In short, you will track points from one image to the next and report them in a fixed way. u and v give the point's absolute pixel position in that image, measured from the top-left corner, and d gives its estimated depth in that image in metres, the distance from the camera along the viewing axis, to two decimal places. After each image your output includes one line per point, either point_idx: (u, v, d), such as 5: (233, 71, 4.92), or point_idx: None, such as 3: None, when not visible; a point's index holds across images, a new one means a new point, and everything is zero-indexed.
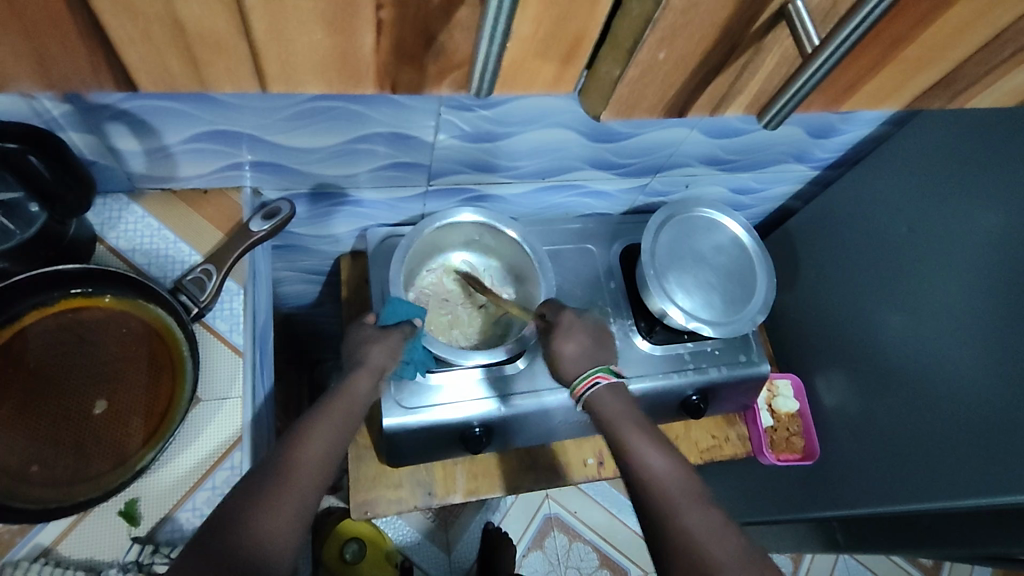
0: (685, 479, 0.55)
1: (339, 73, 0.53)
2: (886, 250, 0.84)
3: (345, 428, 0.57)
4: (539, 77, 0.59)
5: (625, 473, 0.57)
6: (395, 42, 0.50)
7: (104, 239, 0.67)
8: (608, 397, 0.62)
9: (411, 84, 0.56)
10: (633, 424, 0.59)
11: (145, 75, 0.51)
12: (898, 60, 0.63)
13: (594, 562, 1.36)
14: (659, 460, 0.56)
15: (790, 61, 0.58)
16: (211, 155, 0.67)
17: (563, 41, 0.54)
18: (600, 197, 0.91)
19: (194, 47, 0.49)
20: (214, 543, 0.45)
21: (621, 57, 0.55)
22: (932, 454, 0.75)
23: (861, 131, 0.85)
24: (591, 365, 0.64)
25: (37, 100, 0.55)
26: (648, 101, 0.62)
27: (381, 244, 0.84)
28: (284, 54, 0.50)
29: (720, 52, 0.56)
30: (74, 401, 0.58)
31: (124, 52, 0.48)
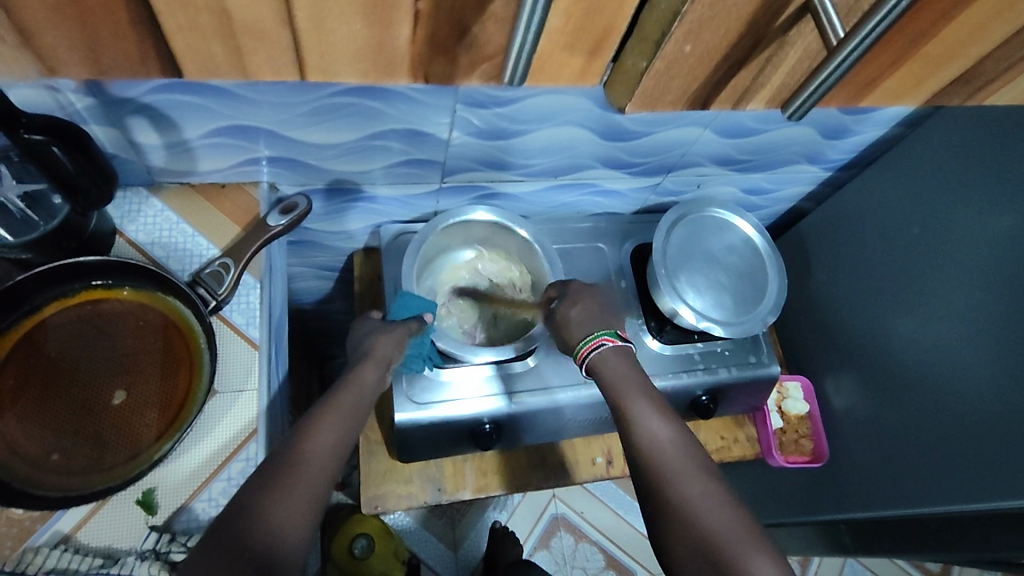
0: (686, 445, 0.56)
1: (375, 63, 0.56)
2: (898, 251, 0.84)
3: (352, 423, 0.57)
4: (567, 70, 0.60)
5: (624, 436, 0.58)
6: (431, 33, 0.53)
7: (124, 232, 0.68)
8: (613, 359, 0.63)
9: (443, 74, 0.58)
10: (636, 390, 0.60)
11: (190, 64, 0.53)
12: (922, 56, 0.64)
13: (601, 563, 1.37)
14: (662, 426, 0.57)
15: (813, 56, 0.59)
16: (229, 150, 0.67)
17: (589, 33, 0.55)
18: (612, 196, 0.91)
19: (239, 38, 0.51)
20: (232, 531, 0.46)
21: (648, 50, 0.57)
22: (944, 454, 0.75)
23: (874, 132, 0.85)
24: (597, 328, 0.65)
25: (61, 93, 0.56)
26: (672, 95, 0.64)
27: (395, 240, 0.84)
28: (326, 43, 0.52)
29: (744, 44, 0.58)
30: (92, 391, 0.59)
31: (172, 38, 0.50)
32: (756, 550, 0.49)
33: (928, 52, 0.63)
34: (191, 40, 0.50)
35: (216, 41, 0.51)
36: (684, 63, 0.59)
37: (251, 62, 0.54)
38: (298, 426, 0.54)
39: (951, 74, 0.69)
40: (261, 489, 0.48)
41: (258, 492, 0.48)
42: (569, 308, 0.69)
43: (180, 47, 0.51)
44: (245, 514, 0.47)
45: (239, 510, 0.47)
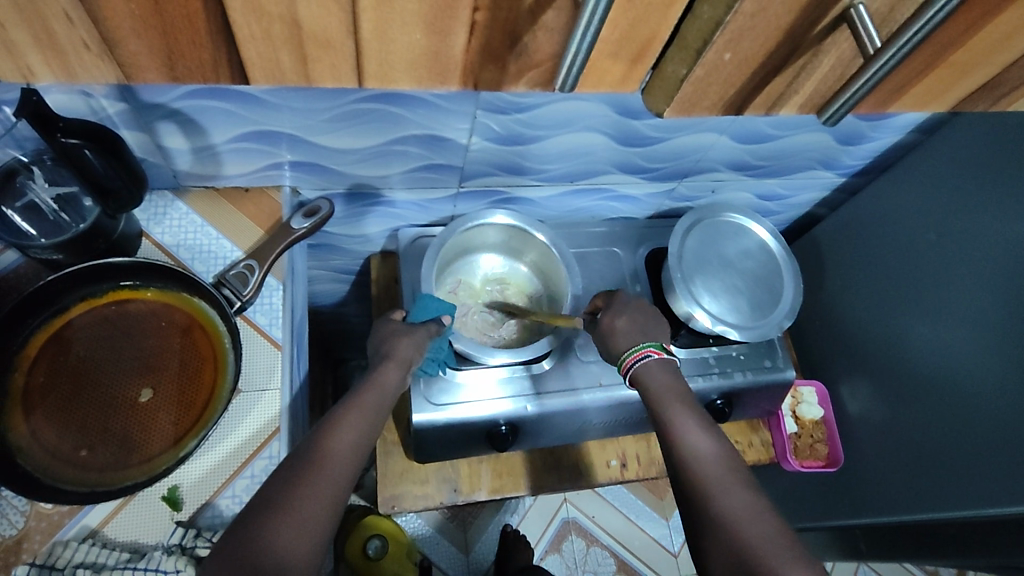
0: (728, 461, 0.56)
1: (429, 71, 0.56)
2: (914, 257, 0.84)
3: (370, 426, 0.58)
4: (609, 75, 0.60)
5: (668, 450, 0.59)
6: (484, 44, 0.53)
7: (150, 234, 0.69)
8: (656, 371, 0.64)
9: (492, 82, 0.59)
10: (680, 402, 0.61)
11: (260, 70, 0.53)
12: (949, 64, 0.64)
13: (612, 567, 1.36)
14: (706, 441, 0.58)
15: (846, 63, 0.59)
16: (254, 155, 0.69)
17: (632, 42, 0.55)
18: (627, 201, 0.92)
19: (307, 47, 0.51)
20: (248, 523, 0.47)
21: (689, 57, 0.57)
22: (964, 461, 0.75)
23: (889, 138, 0.86)
24: (642, 341, 0.67)
25: (95, 99, 0.57)
26: (709, 100, 0.64)
27: (412, 244, 0.86)
28: (383, 50, 0.52)
29: (781, 54, 0.57)
30: (120, 388, 0.60)
31: (244, 47, 0.50)
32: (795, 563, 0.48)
33: (956, 61, 0.63)
34: (264, 48, 0.51)
35: (285, 49, 0.51)
36: (722, 71, 0.59)
37: (314, 71, 0.54)
38: (318, 425, 0.56)
39: (975, 82, 0.68)
40: (282, 485, 0.50)
41: (279, 490, 0.49)
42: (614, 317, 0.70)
43: (251, 57, 0.51)
44: (265, 510, 0.48)
45: (263, 505, 0.48)
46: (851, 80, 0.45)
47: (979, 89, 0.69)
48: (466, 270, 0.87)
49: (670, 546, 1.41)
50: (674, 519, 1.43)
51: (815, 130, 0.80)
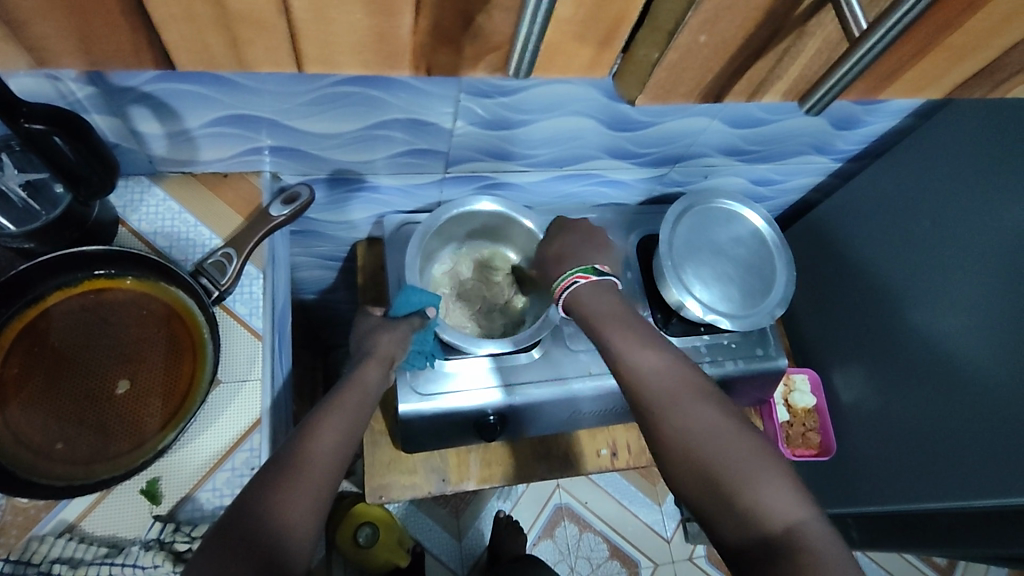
0: (679, 375, 0.57)
1: (376, 53, 0.54)
2: (909, 245, 0.82)
3: (354, 426, 0.56)
4: (577, 60, 0.59)
5: (616, 372, 0.60)
6: (433, 24, 0.51)
7: (126, 221, 0.67)
8: (591, 297, 0.64)
9: (447, 66, 0.57)
10: (618, 322, 0.61)
11: (185, 53, 0.52)
12: (944, 46, 0.62)
13: (605, 553, 1.37)
14: (651, 358, 0.59)
15: (834, 46, 0.58)
16: (231, 139, 0.67)
17: (601, 21, 0.53)
18: (618, 186, 0.90)
19: (235, 27, 0.49)
20: (235, 536, 0.45)
21: (661, 40, 0.56)
22: (957, 452, 0.74)
23: (885, 122, 0.84)
24: (572, 266, 0.67)
25: (61, 81, 0.55)
26: (685, 86, 0.63)
27: (397, 231, 0.84)
28: (323, 34, 0.51)
29: (762, 35, 0.56)
30: (97, 380, 0.59)
31: (164, 30, 0.49)
32: (760, 469, 0.51)
33: (949, 43, 0.62)
34: (188, 32, 0.49)
35: (211, 31, 0.49)
36: (699, 54, 0.58)
37: (245, 53, 0.53)
38: (298, 427, 0.54)
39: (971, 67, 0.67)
40: (261, 489, 0.48)
41: (253, 497, 0.48)
42: (551, 246, 0.72)
43: (173, 38, 0.50)
44: (246, 517, 0.46)
45: (243, 510, 0.47)
46: (836, 65, 0.43)
47: (977, 75, 0.68)
48: (455, 259, 0.86)
49: (663, 532, 1.41)
50: (667, 505, 1.43)
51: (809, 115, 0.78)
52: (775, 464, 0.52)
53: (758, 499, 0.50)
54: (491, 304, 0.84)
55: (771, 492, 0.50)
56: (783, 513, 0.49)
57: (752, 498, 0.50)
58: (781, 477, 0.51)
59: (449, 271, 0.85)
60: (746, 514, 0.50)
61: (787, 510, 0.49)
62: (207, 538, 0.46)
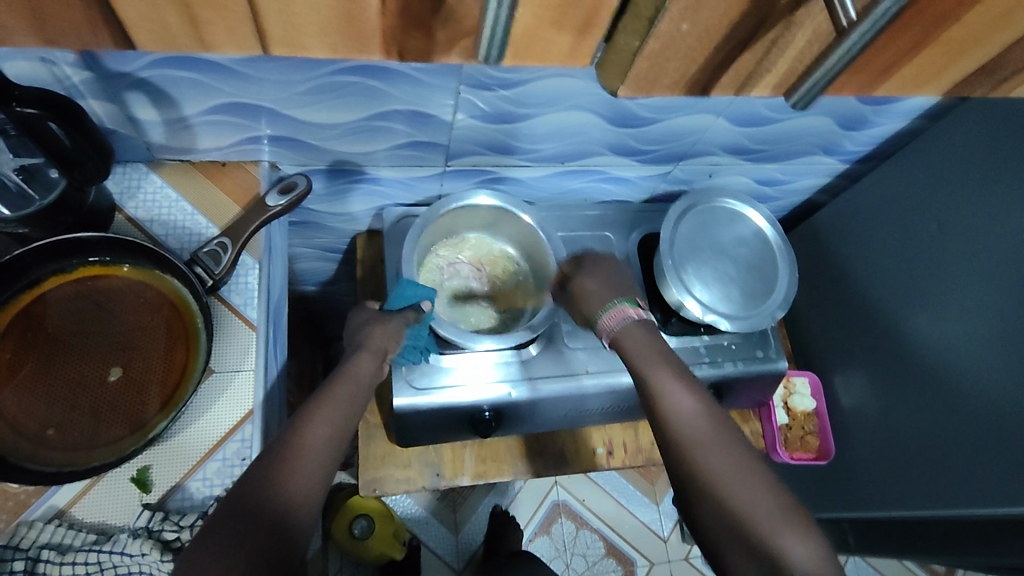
0: (715, 417, 0.57)
1: (345, 36, 0.53)
2: (914, 249, 0.81)
3: (347, 420, 0.56)
4: (554, 48, 0.57)
5: (649, 408, 0.60)
6: (403, 6, 0.50)
7: (123, 208, 0.67)
8: (635, 331, 0.64)
9: (420, 51, 0.56)
10: (655, 358, 0.61)
11: (143, 32, 0.51)
12: (944, 40, 0.61)
13: (601, 551, 1.37)
14: (683, 396, 0.58)
15: (823, 39, 0.56)
16: (230, 128, 0.66)
17: (578, 11, 0.52)
18: (621, 183, 0.89)
19: (196, 7, 0.49)
20: (231, 527, 0.45)
21: (640, 29, 0.55)
22: (955, 459, 0.73)
23: (894, 123, 0.83)
24: (621, 297, 0.68)
25: (57, 66, 0.55)
26: (668, 78, 0.63)
27: (396, 224, 0.84)
28: (287, 15, 0.50)
29: (748, 24, 0.55)
30: (91, 366, 0.59)
31: (120, 7, 0.48)
32: (783, 519, 0.50)
33: (948, 37, 0.60)
34: (143, 9, 0.48)
35: (167, 8, 0.48)
36: (681, 42, 0.57)
37: (208, 34, 0.52)
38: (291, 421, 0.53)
39: (973, 62, 0.65)
40: (260, 483, 0.48)
41: (247, 492, 0.47)
42: (582, 281, 0.72)
43: (129, 16, 0.49)
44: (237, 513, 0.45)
45: (232, 506, 0.46)
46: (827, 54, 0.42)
47: (978, 72, 0.68)
48: (450, 252, 0.84)
49: (660, 530, 1.41)
50: (665, 504, 1.42)
51: (815, 114, 0.77)
52: (799, 516, 0.50)
53: (778, 548, 0.48)
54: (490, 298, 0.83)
55: (793, 542, 0.48)
56: (801, 561, 0.47)
57: (770, 544, 0.48)
58: (808, 531, 0.49)
59: (445, 264, 0.83)
60: (768, 561, 0.48)
61: (806, 562, 0.47)
62: (197, 533, 0.45)
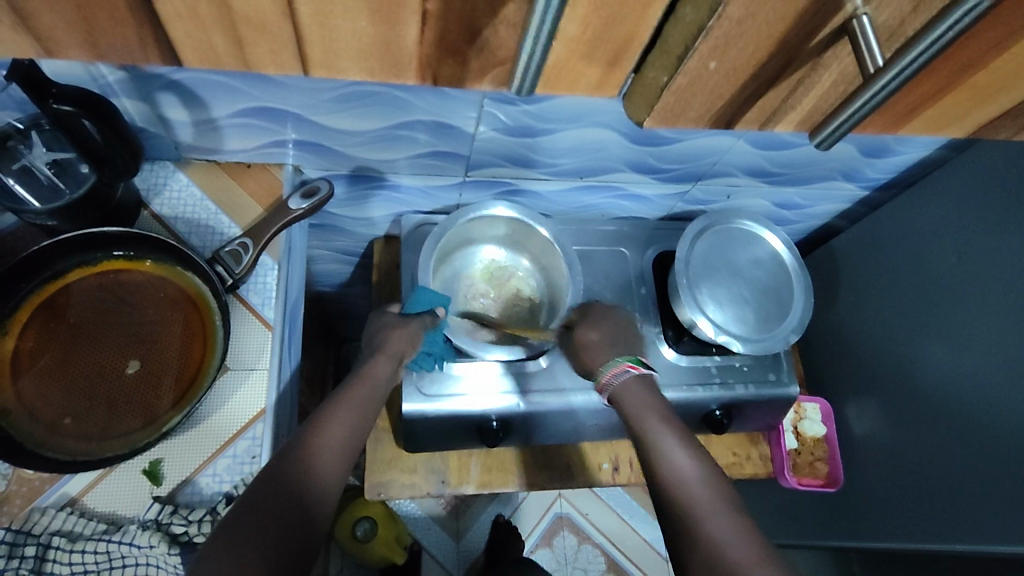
0: (710, 476, 0.54)
1: (381, 61, 0.56)
2: (931, 279, 0.81)
3: (360, 422, 0.56)
4: (584, 78, 0.59)
5: (648, 466, 0.57)
6: (440, 35, 0.53)
7: (149, 205, 0.69)
8: (634, 388, 0.62)
9: (453, 77, 0.59)
10: (657, 417, 0.59)
11: (191, 51, 0.54)
12: (965, 86, 0.62)
13: (602, 567, 1.36)
14: (683, 454, 0.56)
15: (848, 80, 0.58)
16: (257, 131, 0.68)
17: (607, 41, 0.54)
18: (638, 200, 0.90)
19: (240, 29, 0.51)
20: (247, 519, 0.45)
21: (670, 64, 0.57)
22: (962, 496, 0.73)
23: (916, 154, 0.82)
24: (619, 355, 0.66)
25: (95, 66, 0.56)
26: (694, 111, 0.64)
27: (415, 231, 0.85)
28: (328, 39, 0.53)
29: (775, 66, 0.57)
30: (110, 359, 0.60)
31: (170, 26, 0.51)
32: None
33: (971, 79, 0.61)
34: (191, 30, 0.51)
35: (216, 30, 0.51)
36: (709, 79, 0.58)
37: (251, 54, 0.55)
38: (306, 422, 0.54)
39: (994, 103, 0.66)
40: (280, 477, 0.48)
41: (269, 489, 0.47)
42: (585, 331, 0.70)
43: (178, 35, 0.52)
44: (252, 509, 0.46)
45: (250, 501, 0.47)
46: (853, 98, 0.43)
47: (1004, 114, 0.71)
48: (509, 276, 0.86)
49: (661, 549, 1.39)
50: None
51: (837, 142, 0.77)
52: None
53: None
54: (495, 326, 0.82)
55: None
56: None
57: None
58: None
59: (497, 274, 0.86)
60: None
61: None
62: (216, 526, 0.46)
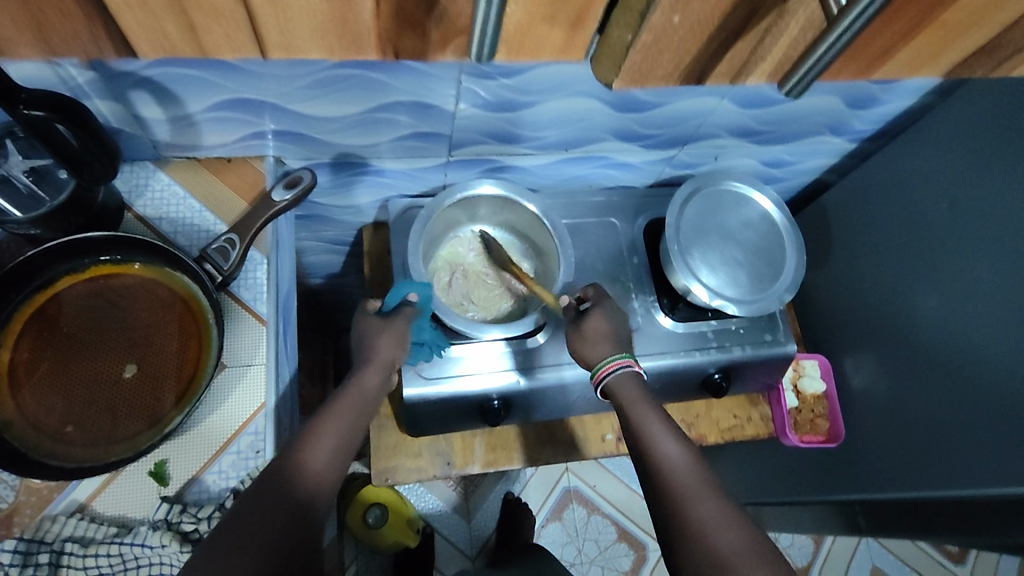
0: (702, 468, 0.55)
1: (340, 39, 0.55)
2: (923, 228, 0.81)
3: (353, 428, 0.56)
4: (548, 42, 0.58)
5: (640, 459, 0.58)
6: (396, 7, 0.52)
7: (132, 207, 0.68)
8: (628, 383, 0.63)
9: (415, 50, 0.58)
10: (651, 409, 0.60)
11: (145, 41, 0.53)
12: (938, 24, 0.62)
13: (613, 536, 1.38)
14: (675, 447, 0.57)
15: (816, 26, 0.57)
16: (234, 124, 0.67)
17: (569, 3, 0.53)
18: (625, 168, 0.89)
19: (192, 13, 0.50)
20: (259, 520, 0.46)
21: (633, 21, 0.56)
22: (961, 441, 0.74)
23: (901, 102, 0.82)
24: (613, 351, 0.66)
25: (61, 67, 0.55)
26: (663, 68, 0.63)
27: (401, 217, 0.83)
28: (283, 19, 0.51)
29: (739, 16, 0.56)
30: (106, 364, 0.59)
31: (122, 16, 0.49)
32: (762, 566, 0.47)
33: (940, 16, 0.60)
34: (143, 18, 0.50)
35: (167, 17, 0.50)
36: (674, 34, 0.58)
37: (207, 40, 0.53)
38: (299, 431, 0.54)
39: (973, 42, 0.65)
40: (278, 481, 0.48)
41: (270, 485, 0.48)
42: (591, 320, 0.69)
43: (131, 25, 0.51)
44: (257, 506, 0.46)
45: (255, 501, 0.47)
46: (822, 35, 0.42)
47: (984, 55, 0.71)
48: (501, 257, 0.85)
49: None
50: None
51: (819, 95, 0.76)
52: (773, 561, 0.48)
53: None
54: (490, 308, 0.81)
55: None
56: None
57: None
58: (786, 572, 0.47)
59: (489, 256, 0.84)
60: None
61: None
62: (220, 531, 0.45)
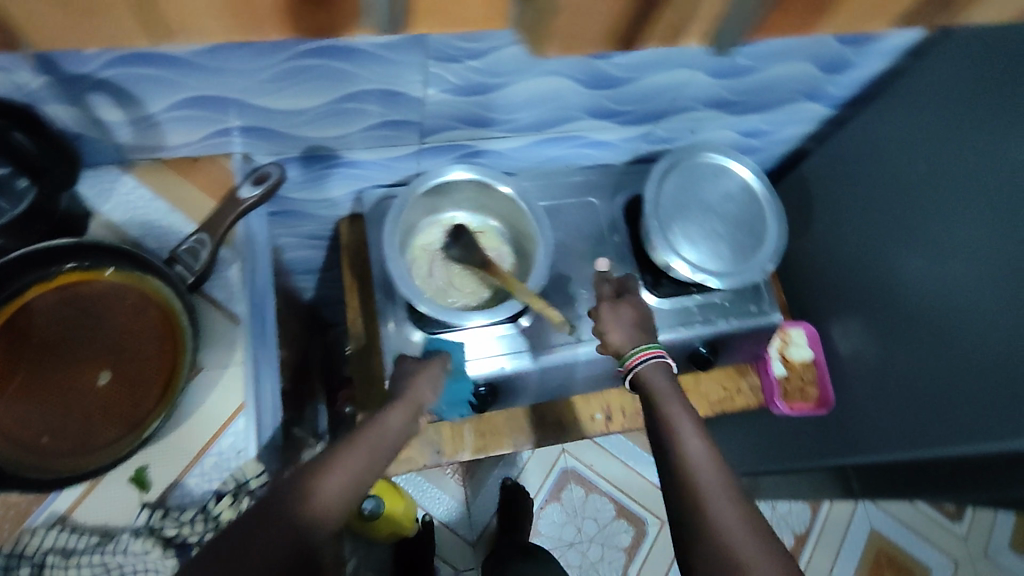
0: (721, 466, 0.55)
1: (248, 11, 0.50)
2: (904, 190, 0.80)
3: (376, 455, 0.57)
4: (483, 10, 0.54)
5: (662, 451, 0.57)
6: None
7: (98, 213, 0.66)
8: (656, 375, 0.62)
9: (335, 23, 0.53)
10: (678, 403, 0.60)
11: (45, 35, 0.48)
12: None
13: (612, 513, 1.38)
14: (698, 443, 0.56)
15: None
16: (198, 121, 0.65)
17: None
18: (603, 146, 0.88)
19: None
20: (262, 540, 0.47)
21: None
22: (951, 402, 0.74)
23: (877, 64, 0.81)
24: (639, 343, 0.66)
25: (13, 73, 0.54)
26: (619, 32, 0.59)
27: (376, 207, 0.83)
28: None
29: None
30: (79, 373, 0.58)
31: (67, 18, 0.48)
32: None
33: None
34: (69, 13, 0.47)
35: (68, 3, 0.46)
36: None
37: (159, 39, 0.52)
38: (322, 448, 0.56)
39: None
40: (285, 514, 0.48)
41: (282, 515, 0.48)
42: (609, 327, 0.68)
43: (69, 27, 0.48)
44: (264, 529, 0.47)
45: (261, 522, 0.48)
46: None
47: None
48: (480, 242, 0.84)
49: None
50: None
51: (792, 60, 0.75)
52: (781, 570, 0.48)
53: None
54: (471, 295, 0.80)
55: None
56: None
57: None
58: None
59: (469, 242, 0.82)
60: None
61: None
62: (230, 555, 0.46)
